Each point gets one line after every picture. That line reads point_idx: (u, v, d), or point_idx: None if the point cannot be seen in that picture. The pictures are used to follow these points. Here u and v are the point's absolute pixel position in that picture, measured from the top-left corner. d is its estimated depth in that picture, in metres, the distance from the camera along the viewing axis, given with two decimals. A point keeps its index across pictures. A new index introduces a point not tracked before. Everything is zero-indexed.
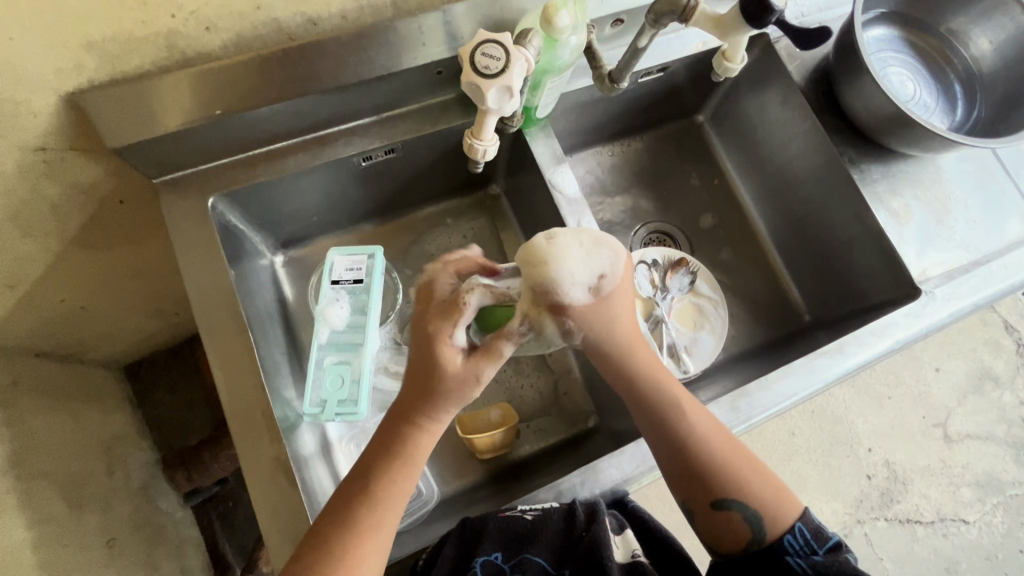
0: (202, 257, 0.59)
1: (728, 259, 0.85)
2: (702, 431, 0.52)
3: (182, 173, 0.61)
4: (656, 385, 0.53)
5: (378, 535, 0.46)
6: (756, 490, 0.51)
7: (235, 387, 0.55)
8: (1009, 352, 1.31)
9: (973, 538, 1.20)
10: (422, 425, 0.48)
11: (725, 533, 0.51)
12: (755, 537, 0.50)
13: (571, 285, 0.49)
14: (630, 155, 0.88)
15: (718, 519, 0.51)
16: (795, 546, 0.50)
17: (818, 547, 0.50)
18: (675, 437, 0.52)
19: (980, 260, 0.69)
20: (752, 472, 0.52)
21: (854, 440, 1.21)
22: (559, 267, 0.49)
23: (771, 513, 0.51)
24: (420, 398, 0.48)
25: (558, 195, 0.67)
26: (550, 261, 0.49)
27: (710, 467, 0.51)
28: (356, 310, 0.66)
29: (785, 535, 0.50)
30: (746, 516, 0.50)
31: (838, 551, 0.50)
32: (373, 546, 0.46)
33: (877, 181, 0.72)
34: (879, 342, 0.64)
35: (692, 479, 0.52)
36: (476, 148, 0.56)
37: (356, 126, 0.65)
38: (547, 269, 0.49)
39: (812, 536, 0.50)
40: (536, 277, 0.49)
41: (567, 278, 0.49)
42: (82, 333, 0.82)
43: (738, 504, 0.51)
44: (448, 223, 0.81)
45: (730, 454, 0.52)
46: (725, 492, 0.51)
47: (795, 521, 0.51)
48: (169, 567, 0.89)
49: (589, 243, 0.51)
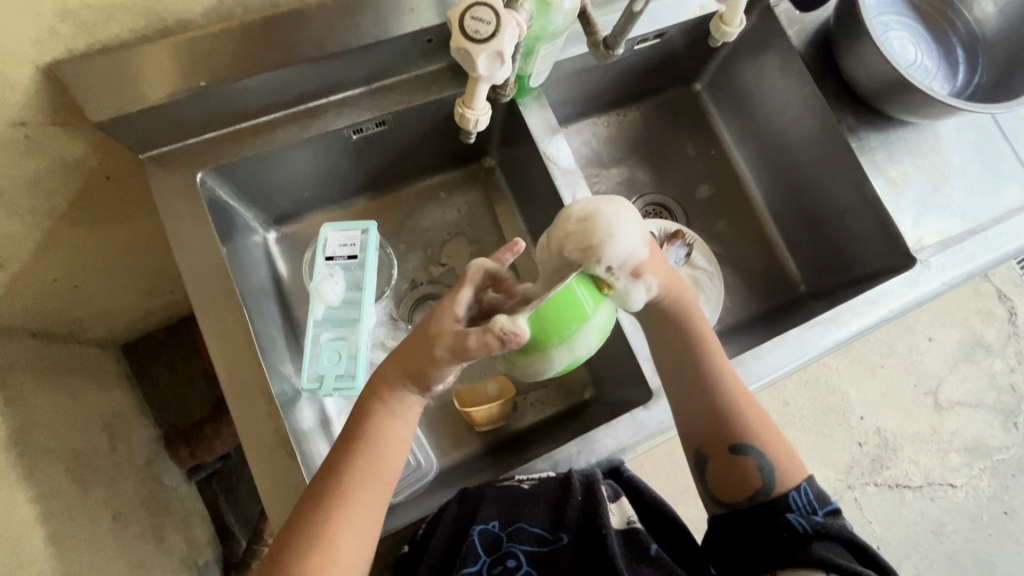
0: (193, 233, 0.58)
1: (724, 230, 0.85)
2: (728, 377, 0.55)
3: (168, 147, 0.60)
4: (691, 332, 0.55)
5: (349, 517, 0.47)
6: (770, 440, 0.54)
7: (232, 363, 0.55)
8: (1001, 321, 1.33)
9: (959, 501, 1.23)
10: (388, 406, 0.49)
11: (736, 479, 0.53)
12: (764, 488, 0.52)
13: (638, 247, 0.49)
14: (627, 125, 0.87)
15: (731, 466, 0.53)
16: (799, 504, 0.51)
17: (819, 507, 0.51)
18: (704, 378, 0.55)
19: (975, 228, 0.68)
20: (767, 424, 0.55)
21: (846, 408, 1.24)
22: (615, 232, 0.48)
23: (783, 464, 0.53)
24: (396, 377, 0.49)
25: (553, 167, 0.66)
26: (605, 229, 0.48)
27: (733, 411, 0.54)
28: (351, 286, 0.66)
29: (791, 492, 0.52)
30: (761, 465, 0.53)
31: (836, 514, 0.51)
32: (345, 528, 0.47)
33: (876, 149, 0.70)
34: (873, 311, 0.64)
35: (713, 421, 0.54)
36: (468, 118, 0.54)
37: (345, 97, 0.64)
38: (610, 242, 0.47)
39: (814, 497, 0.52)
40: (609, 255, 0.47)
41: (628, 247, 0.48)
42: (77, 312, 0.81)
43: (755, 451, 0.53)
44: (441, 198, 0.80)
45: (750, 405, 0.55)
46: (743, 437, 0.54)
47: (799, 481, 0.53)
48: (175, 539, 0.91)
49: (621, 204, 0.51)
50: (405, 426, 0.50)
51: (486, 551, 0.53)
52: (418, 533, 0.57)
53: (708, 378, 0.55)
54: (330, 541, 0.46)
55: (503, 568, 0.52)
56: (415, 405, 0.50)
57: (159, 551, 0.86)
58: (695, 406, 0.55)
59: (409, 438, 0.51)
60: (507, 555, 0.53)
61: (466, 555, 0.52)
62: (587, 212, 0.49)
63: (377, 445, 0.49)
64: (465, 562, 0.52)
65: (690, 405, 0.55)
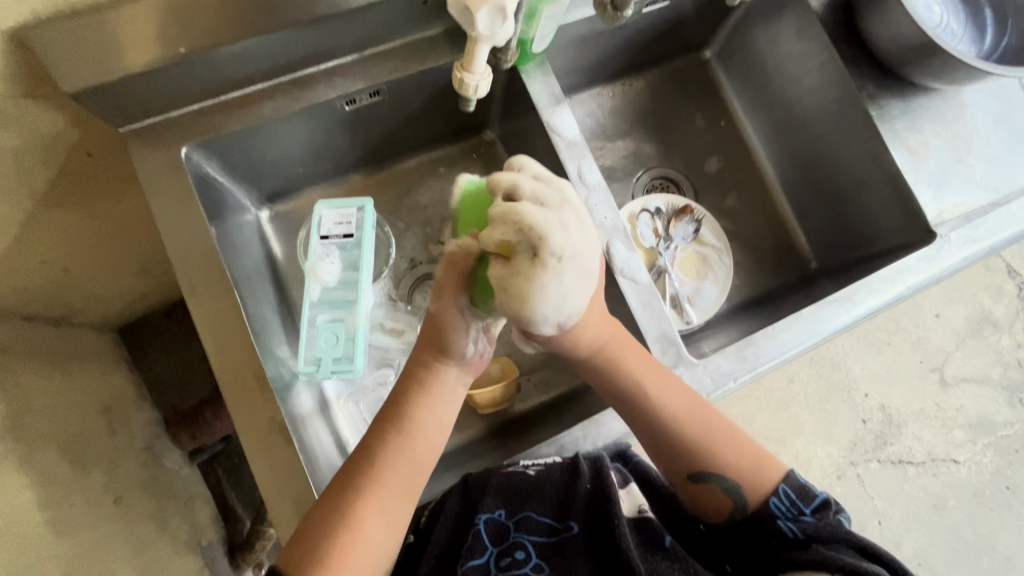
0: (181, 212, 0.55)
1: (733, 205, 0.82)
2: (674, 416, 0.54)
3: (150, 121, 0.57)
4: (621, 375, 0.54)
5: (380, 497, 0.48)
6: (732, 462, 0.53)
7: (224, 347, 0.53)
8: (1010, 297, 1.31)
9: (962, 477, 1.22)
10: (426, 387, 0.52)
11: (707, 500, 0.54)
12: (738, 506, 0.52)
13: (546, 324, 0.47)
14: (634, 95, 0.83)
15: (699, 490, 0.54)
16: (782, 508, 0.51)
17: (805, 506, 0.51)
18: (645, 418, 0.54)
19: (999, 201, 0.65)
20: (727, 444, 0.54)
21: (851, 386, 1.23)
22: (537, 302, 0.44)
23: (749, 483, 0.53)
24: (430, 356, 0.53)
25: (557, 138, 0.63)
26: (530, 294, 0.43)
27: (685, 442, 0.54)
28: (348, 266, 0.63)
29: (771, 498, 0.52)
30: (725, 488, 0.53)
31: (824, 508, 0.51)
32: (375, 507, 0.48)
33: (896, 118, 0.66)
34: (889, 288, 0.61)
35: (669, 451, 0.55)
36: (468, 83, 0.51)
37: (337, 65, 0.60)
38: (527, 305, 0.44)
39: (797, 496, 0.52)
40: (513, 313, 0.45)
41: (537, 319, 0.45)
42: (69, 294, 0.79)
43: (716, 476, 0.53)
44: (440, 173, 0.77)
45: (705, 432, 0.54)
46: (699, 465, 0.54)
47: (777, 485, 0.52)
48: (177, 520, 0.91)
49: (572, 282, 0.45)
50: (441, 409, 0.53)
51: (492, 542, 0.51)
52: (421, 521, 0.56)
53: (651, 414, 0.54)
54: (358, 519, 0.47)
55: (511, 560, 0.50)
56: (451, 380, 0.53)
57: (162, 534, 0.86)
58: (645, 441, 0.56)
59: (444, 424, 0.53)
60: (516, 546, 0.51)
61: (471, 547, 0.51)
62: (542, 257, 0.43)
63: (414, 429, 0.51)
64: (472, 554, 0.50)
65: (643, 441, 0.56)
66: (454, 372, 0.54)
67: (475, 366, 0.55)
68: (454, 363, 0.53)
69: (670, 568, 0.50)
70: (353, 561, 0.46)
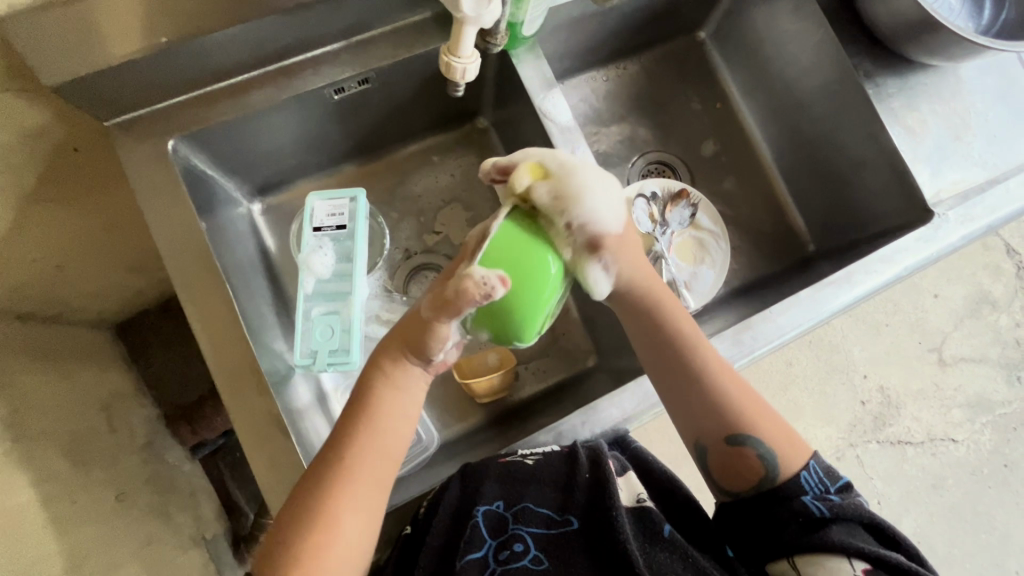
0: (170, 206, 0.55)
1: (730, 188, 0.81)
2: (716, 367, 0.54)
3: (136, 113, 0.56)
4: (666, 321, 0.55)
5: (354, 495, 0.47)
6: (767, 427, 0.52)
7: (217, 342, 0.53)
8: (1008, 276, 1.31)
9: (961, 456, 1.23)
10: (391, 382, 0.50)
11: (739, 469, 0.52)
12: (768, 475, 0.51)
13: (609, 221, 0.52)
14: (628, 78, 0.82)
15: (733, 457, 0.52)
16: (811, 483, 0.50)
17: (830, 485, 0.51)
18: (690, 368, 0.54)
19: (997, 178, 0.64)
20: (759, 408, 0.53)
21: (850, 367, 1.23)
22: (583, 190, 0.51)
23: (783, 453, 0.51)
24: (398, 352, 0.51)
25: (549, 123, 0.62)
26: (575, 184, 0.51)
27: (720, 400, 0.53)
28: (341, 258, 0.63)
29: (802, 472, 0.51)
30: (761, 454, 0.51)
31: (848, 489, 0.50)
32: (349, 507, 0.47)
33: (893, 96, 0.65)
34: (887, 270, 0.61)
35: (702, 414, 0.53)
36: (455, 67, 0.50)
37: (325, 53, 0.59)
38: (581, 197, 0.50)
39: (823, 475, 0.51)
40: (569, 213, 0.50)
41: (596, 212, 0.51)
42: (64, 292, 0.79)
43: (754, 440, 0.52)
44: (434, 162, 0.76)
45: (745, 398, 0.53)
46: (737, 426, 0.52)
47: (808, 460, 0.52)
48: (181, 514, 0.91)
49: (598, 173, 0.53)
50: (407, 402, 0.51)
51: (492, 534, 0.52)
52: (420, 513, 0.56)
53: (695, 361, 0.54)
54: (332, 522, 0.46)
55: (509, 553, 0.50)
56: (417, 376, 0.51)
57: (166, 528, 0.86)
58: (686, 399, 0.54)
59: (412, 417, 0.51)
60: (515, 538, 0.51)
61: (470, 539, 0.51)
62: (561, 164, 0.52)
63: (382, 422, 0.49)
64: (470, 547, 0.50)
65: (676, 400, 0.54)
66: (419, 370, 0.52)
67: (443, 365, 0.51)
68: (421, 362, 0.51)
69: (670, 558, 0.50)
70: (331, 562, 0.45)
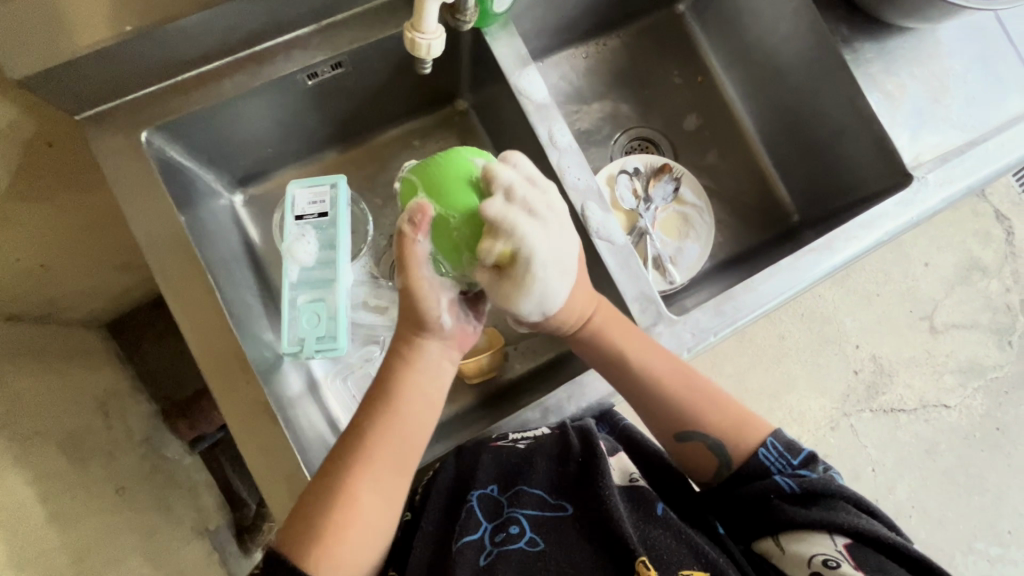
0: (147, 199, 0.55)
1: (714, 161, 0.81)
2: (656, 375, 0.56)
3: (107, 106, 0.56)
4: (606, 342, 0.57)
5: (374, 475, 0.49)
6: (710, 421, 0.55)
7: (201, 332, 0.53)
8: (998, 242, 1.32)
9: (953, 421, 1.24)
10: (409, 361, 0.53)
11: (694, 459, 0.56)
12: (723, 463, 0.55)
13: (539, 313, 0.55)
14: (608, 54, 0.81)
15: (686, 450, 0.57)
16: (771, 459, 0.53)
17: (793, 460, 0.52)
18: (632, 382, 0.56)
19: (976, 140, 0.64)
20: (700, 404, 0.56)
21: (842, 338, 1.24)
22: (527, 293, 0.53)
23: (733, 440, 0.55)
24: (408, 332, 0.54)
25: (525, 100, 0.62)
26: (522, 288, 0.52)
27: (667, 401, 0.57)
28: (325, 245, 0.63)
29: (760, 450, 0.53)
30: (709, 445, 0.55)
31: (811, 460, 0.52)
32: (370, 485, 0.49)
33: (870, 61, 0.65)
34: (867, 235, 0.61)
35: (656, 414, 0.57)
36: (420, 43, 0.50)
37: (295, 38, 0.59)
38: (518, 301, 0.53)
39: (784, 450, 0.53)
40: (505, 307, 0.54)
41: (529, 310, 0.54)
42: (52, 291, 0.79)
43: (700, 435, 0.56)
44: (415, 146, 0.76)
45: (689, 392, 0.57)
46: (681, 426, 0.56)
47: (765, 438, 0.54)
48: (182, 507, 0.92)
49: (559, 267, 0.53)
50: (425, 383, 0.53)
51: (487, 517, 0.52)
52: (416, 499, 0.56)
53: (634, 378, 0.56)
54: (352, 500, 0.47)
55: (506, 535, 0.50)
56: (431, 354, 0.54)
57: (167, 520, 0.87)
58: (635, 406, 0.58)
59: (433, 400, 0.54)
60: (510, 521, 0.51)
61: (465, 522, 0.51)
62: (524, 259, 0.50)
63: (401, 406, 0.52)
64: (465, 530, 0.50)
65: (632, 403, 0.58)
66: (433, 345, 0.55)
67: (457, 340, 0.56)
68: (436, 338, 0.55)
69: (665, 535, 0.50)
70: (351, 539, 0.47)
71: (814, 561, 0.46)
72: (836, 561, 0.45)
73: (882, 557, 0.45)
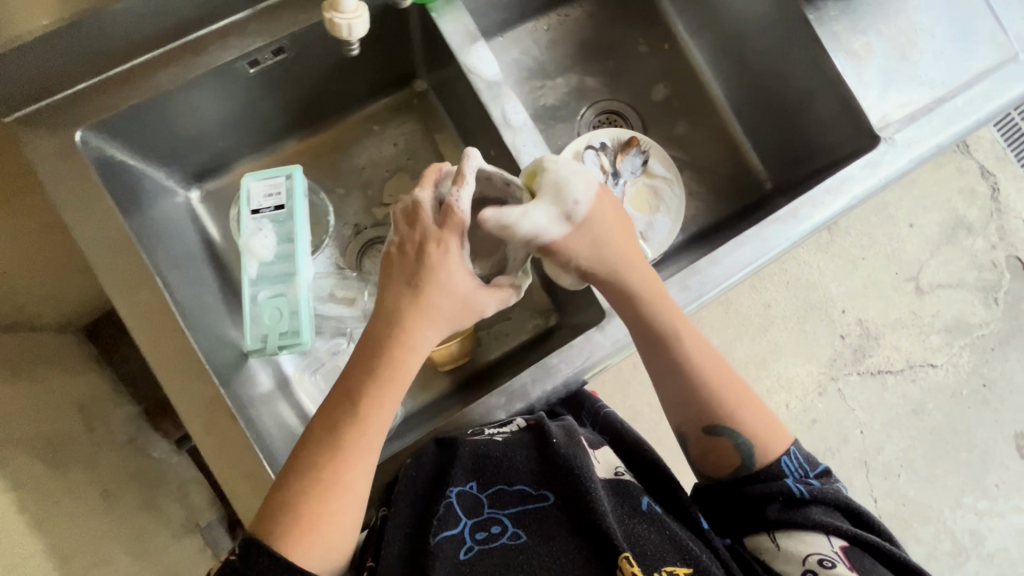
0: (89, 201, 0.53)
1: (684, 132, 0.79)
2: (696, 355, 0.55)
3: (35, 107, 0.54)
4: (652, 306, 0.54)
5: (362, 463, 0.47)
6: (748, 418, 0.54)
7: (155, 334, 0.52)
8: (983, 199, 1.31)
9: (940, 380, 1.25)
10: (403, 343, 0.49)
11: (716, 453, 0.54)
12: (744, 463, 0.53)
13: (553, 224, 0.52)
14: (569, 26, 0.79)
15: (713, 444, 0.54)
16: (791, 468, 0.53)
17: (810, 471, 0.53)
18: (675, 354, 0.54)
19: (945, 96, 0.62)
20: (743, 397, 0.55)
21: (828, 304, 1.24)
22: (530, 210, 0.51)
23: (762, 441, 0.53)
24: (411, 312, 0.49)
25: (475, 79, 0.60)
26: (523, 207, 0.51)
27: (702, 387, 0.54)
28: (283, 238, 0.62)
29: (783, 457, 0.53)
30: (738, 442, 0.53)
31: (826, 474, 0.53)
32: (358, 473, 0.47)
33: (834, 19, 0.63)
34: (835, 200, 0.60)
35: (689, 398, 0.55)
36: (339, 24, 0.50)
37: (230, 24, 0.56)
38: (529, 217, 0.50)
39: (804, 460, 0.54)
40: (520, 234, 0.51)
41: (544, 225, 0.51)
42: (19, 298, 0.78)
43: (732, 429, 0.53)
44: (375, 131, 0.74)
45: (728, 385, 0.55)
46: (716, 417, 0.54)
47: (790, 446, 0.54)
48: (170, 505, 0.93)
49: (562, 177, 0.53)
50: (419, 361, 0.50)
51: (466, 513, 0.51)
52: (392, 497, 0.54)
53: (681, 353, 0.54)
54: (343, 489, 0.47)
55: (487, 535, 0.50)
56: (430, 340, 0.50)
57: (155, 518, 0.88)
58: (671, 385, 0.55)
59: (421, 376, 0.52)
60: (492, 521, 0.51)
61: (444, 518, 0.50)
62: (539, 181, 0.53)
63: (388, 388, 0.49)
64: (444, 525, 0.49)
65: (659, 376, 0.56)
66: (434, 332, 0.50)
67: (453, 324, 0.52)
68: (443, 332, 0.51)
69: (648, 531, 0.50)
70: (339, 529, 0.46)
71: (809, 560, 0.47)
72: (831, 561, 0.46)
73: (873, 564, 0.47)
